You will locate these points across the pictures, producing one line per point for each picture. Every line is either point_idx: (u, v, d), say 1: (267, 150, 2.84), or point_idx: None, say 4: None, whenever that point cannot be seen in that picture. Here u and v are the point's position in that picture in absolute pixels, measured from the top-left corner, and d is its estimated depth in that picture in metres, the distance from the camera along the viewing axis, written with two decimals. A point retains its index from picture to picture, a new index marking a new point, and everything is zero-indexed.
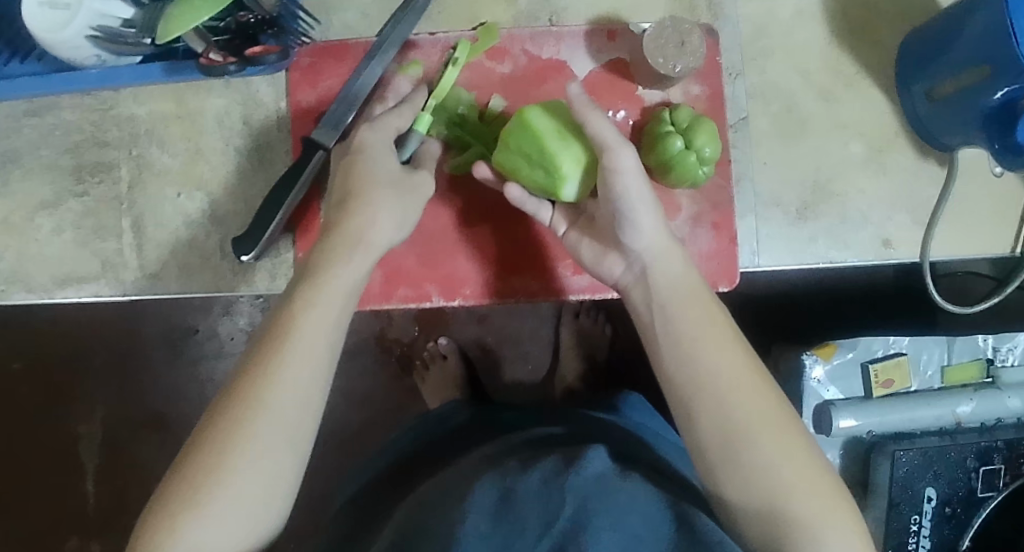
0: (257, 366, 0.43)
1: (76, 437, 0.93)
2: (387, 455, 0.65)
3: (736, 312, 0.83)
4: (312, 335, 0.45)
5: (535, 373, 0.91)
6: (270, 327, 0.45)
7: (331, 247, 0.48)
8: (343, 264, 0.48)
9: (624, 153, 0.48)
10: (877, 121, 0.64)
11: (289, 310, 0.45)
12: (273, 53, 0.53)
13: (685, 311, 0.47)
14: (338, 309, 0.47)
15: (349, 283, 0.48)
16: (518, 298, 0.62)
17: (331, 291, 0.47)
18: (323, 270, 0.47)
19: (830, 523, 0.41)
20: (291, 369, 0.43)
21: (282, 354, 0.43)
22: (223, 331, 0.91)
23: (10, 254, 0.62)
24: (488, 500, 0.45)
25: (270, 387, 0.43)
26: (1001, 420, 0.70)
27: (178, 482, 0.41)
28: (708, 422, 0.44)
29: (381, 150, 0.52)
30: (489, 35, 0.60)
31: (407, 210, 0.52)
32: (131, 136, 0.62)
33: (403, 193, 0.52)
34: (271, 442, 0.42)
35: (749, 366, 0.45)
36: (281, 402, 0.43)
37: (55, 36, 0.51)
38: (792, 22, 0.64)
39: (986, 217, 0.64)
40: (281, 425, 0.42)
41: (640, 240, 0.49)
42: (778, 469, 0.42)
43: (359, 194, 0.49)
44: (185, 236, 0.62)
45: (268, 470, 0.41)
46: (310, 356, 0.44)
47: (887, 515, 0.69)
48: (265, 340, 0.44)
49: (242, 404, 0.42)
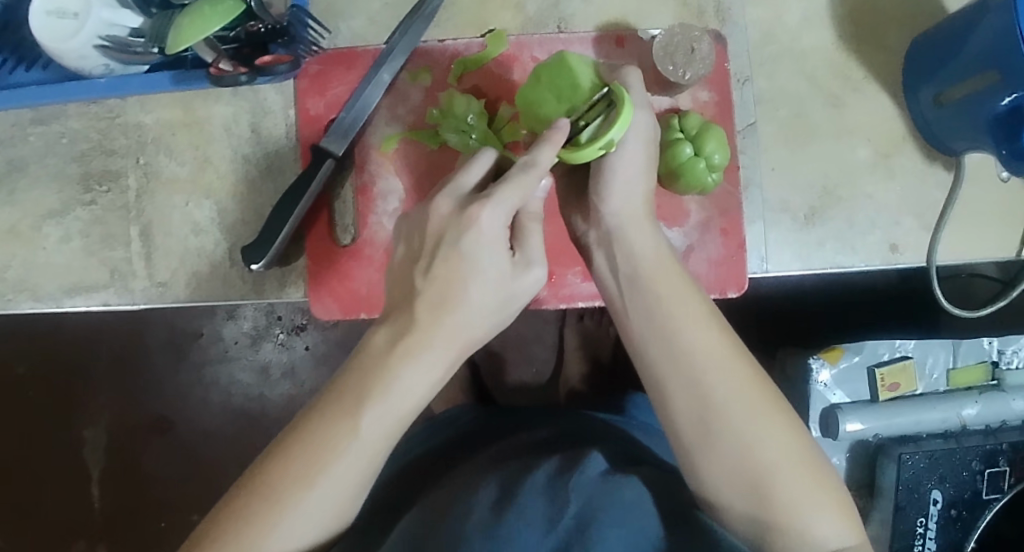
0: (291, 464, 0.39)
1: (81, 441, 0.93)
2: (394, 458, 0.65)
3: (740, 317, 0.84)
4: (366, 448, 0.40)
5: (540, 376, 0.91)
6: (319, 414, 0.40)
7: (405, 339, 0.41)
8: (413, 370, 0.41)
9: (642, 113, 0.47)
10: (884, 126, 0.64)
11: (341, 407, 0.40)
12: (283, 63, 0.54)
13: (656, 285, 0.45)
14: (401, 419, 0.41)
15: (417, 390, 0.41)
16: (526, 303, 0.62)
17: (390, 400, 0.40)
18: (390, 372, 0.41)
19: (815, 498, 0.41)
20: (361, 437, 0.40)
21: (362, 410, 0.40)
22: (228, 335, 0.90)
23: (17, 264, 0.61)
24: (497, 499, 0.44)
25: (304, 493, 0.39)
26: (1005, 423, 0.71)
27: (236, 509, 0.39)
28: (681, 404, 0.42)
29: (493, 244, 0.42)
30: (499, 42, 0.60)
31: (507, 303, 0.45)
32: (139, 144, 0.62)
33: (507, 280, 0.44)
34: (332, 491, 0.39)
35: (723, 339, 0.43)
36: (313, 508, 0.39)
37: (63, 45, 0.51)
38: (799, 27, 0.64)
39: (993, 220, 0.64)
40: (311, 529, 0.39)
41: (613, 198, 0.48)
42: (762, 445, 0.41)
43: (462, 263, 0.42)
44: (194, 245, 0.62)
45: (321, 516, 0.39)
46: (353, 468, 0.40)
47: (892, 516, 0.70)
48: (308, 431, 0.40)
49: (314, 448, 0.39)
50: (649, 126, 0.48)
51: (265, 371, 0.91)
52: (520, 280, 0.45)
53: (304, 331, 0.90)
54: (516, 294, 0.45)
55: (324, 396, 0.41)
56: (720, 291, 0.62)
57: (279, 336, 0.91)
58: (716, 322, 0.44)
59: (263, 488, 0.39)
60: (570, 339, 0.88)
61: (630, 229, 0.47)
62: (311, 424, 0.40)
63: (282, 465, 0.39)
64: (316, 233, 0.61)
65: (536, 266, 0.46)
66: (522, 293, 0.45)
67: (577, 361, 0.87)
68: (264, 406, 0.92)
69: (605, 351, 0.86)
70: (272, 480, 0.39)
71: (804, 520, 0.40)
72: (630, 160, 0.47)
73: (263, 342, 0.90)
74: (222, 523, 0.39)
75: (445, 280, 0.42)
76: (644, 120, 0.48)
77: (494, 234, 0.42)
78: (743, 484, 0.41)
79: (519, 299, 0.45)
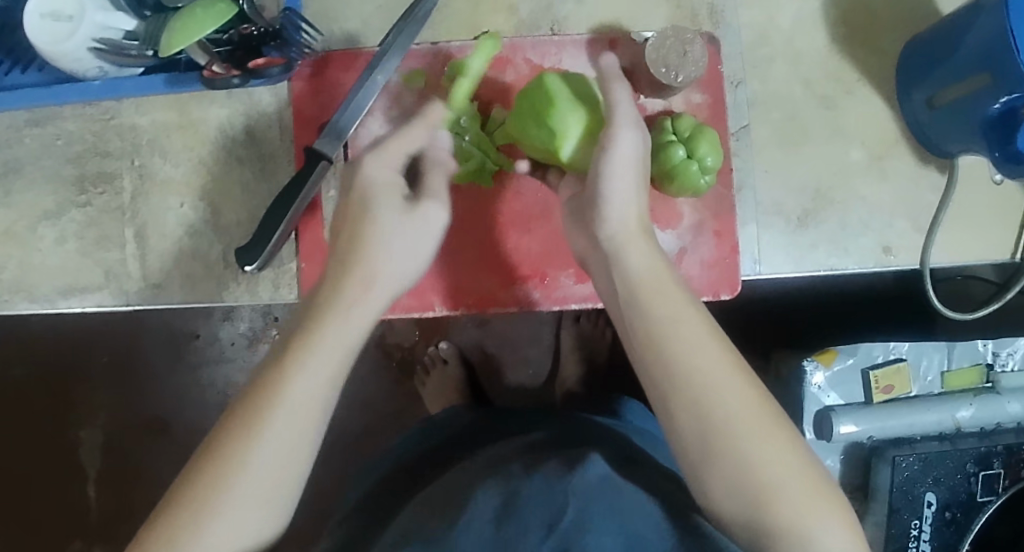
0: (188, 492, 0.36)
1: (77, 442, 0.93)
2: (388, 460, 0.65)
3: (733, 320, 0.84)
4: (308, 391, 0.38)
5: (537, 378, 0.91)
6: (217, 435, 0.38)
7: (312, 330, 0.40)
8: (310, 369, 0.39)
9: (631, 131, 0.48)
10: (878, 128, 0.64)
11: (238, 422, 0.37)
12: (276, 66, 0.54)
13: (655, 308, 0.43)
14: (304, 422, 0.38)
15: (322, 390, 0.39)
16: (520, 305, 0.62)
17: (292, 404, 0.38)
18: (285, 374, 0.39)
19: (825, 526, 0.39)
20: (301, 380, 0.39)
21: (298, 355, 0.39)
22: (224, 336, 0.91)
23: (12, 265, 0.62)
24: (492, 502, 0.45)
25: (205, 520, 0.36)
26: (1001, 425, 0.71)
27: (186, 483, 0.36)
28: (686, 424, 0.41)
29: (385, 189, 0.46)
30: (490, 42, 0.59)
31: (416, 249, 0.46)
32: (134, 146, 0.62)
33: (405, 240, 0.46)
34: (279, 443, 0.37)
35: (728, 359, 0.42)
36: (262, 463, 0.37)
37: (59, 48, 0.51)
38: (793, 29, 0.64)
39: (986, 222, 0.64)
40: (262, 487, 0.37)
41: (612, 221, 0.47)
42: (767, 468, 0.39)
43: (363, 219, 0.45)
44: (189, 247, 0.62)
45: (273, 471, 0.37)
46: (261, 483, 0.37)
47: (887, 519, 0.70)
48: (204, 456, 0.37)
49: (257, 401, 0.38)
50: (638, 144, 0.48)
51: None
52: (423, 233, 0.47)
53: None
54: (415, 263, 0.46)
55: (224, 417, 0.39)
56: (713, 294, 0.62)
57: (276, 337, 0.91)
58: (718, 342, 0.42)
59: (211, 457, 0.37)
60: (566, 340, 0.87)
61: (628, 248, 0.46)
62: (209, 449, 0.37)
63: (183, 494, 0.36)
64: (311, 235, 0.61)
65: (432, 202, 0.48)
66: (418, 251, 0.46)
67: (573, 363, 0.87)
68: None
69: (601, 352, 0.87)
70: (172, 514, 0.36)
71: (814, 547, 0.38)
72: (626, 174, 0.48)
73: (259, 343, 0.91)
74: (160, 523, 0.35)
75: (342, 270, 0.43)
76: (633, 137, 0.48)
77: (384, 181, 0.47)
78: (748, 508, 0.39)
79: (428, 239, 0.47)
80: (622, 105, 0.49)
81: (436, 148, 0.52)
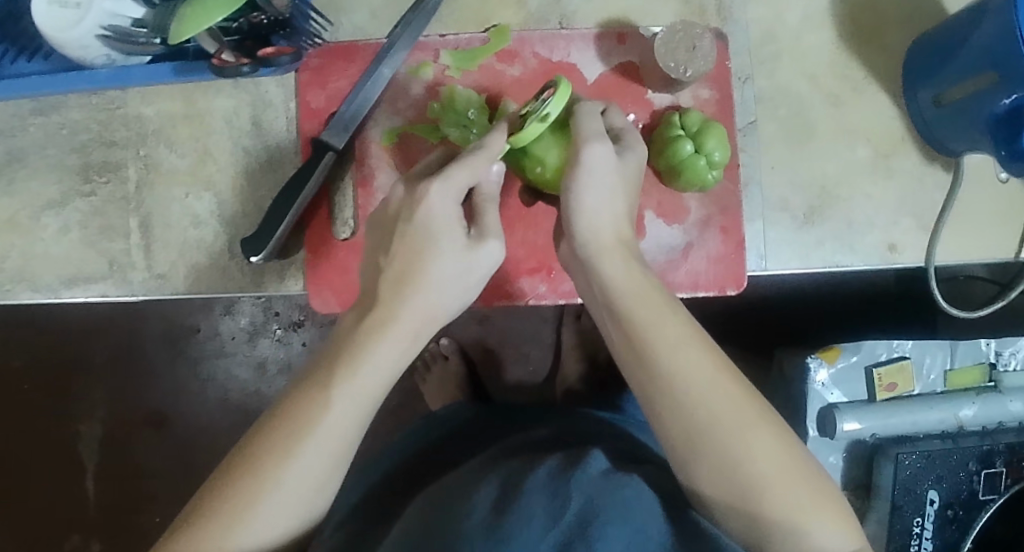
0: (273, 445, 0.39)
1: (76, 435, 0.92)
2: (393, 455, 0.65)
3: (733, 319, 0.84)
4: (379, 360, 0.42)
5: (537, 374, 0.91)
6: (294, 401, 0.41)
7: (382, 307, 0.44)
8: (382, 347, 0.42)
9: (599, 145, 0.46)
10: (885, 127, 0.64)
11: (317, 388, 0.41)
12: (286, 54, 0.54)
13: (635, 310, 0.43)
14: (348, 422, 0.41)
15: (364, 399, 0.41)
16: (525, 299, 0.62)
17: (368, 371, 0.42)
18: (330, 385, 0.41)
19: (805, 511, 0.40)
20: (375, 353, 0.42)
21: (372, 334, 0.42)
22: (224, 330, 0.90)
23: (15, 254, 0.61)
24: (500, 498, 0.44)
25: (250, 514, 0.38)
26: (1002, 424, 0.71)
27: (271, 436, 0.40)
28: (671, 425, 0.41)
29: (446, 220, 0.45)
30: (501, 36, 0.61)
31: (464, 281, 0.46)
32: (139, 136, 0.62)
33: (456, 276, 0.45)
34: (353, 405, 0.41)
35: (711, 359, 0.42)
36: (338, 418, 0.40)
37: (65, 35, 0.51)
38: (800, 26, 0.64)
39: (991, 220, 0.64)
40: (338, 439, 0.40)
41: (584, 233, 0.46)
42: (750, 464, 0.40)
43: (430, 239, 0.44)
44: (193, 237, 0.62)
45: (346, 429, 0.41)
46: (338, 435, 0.40)
47: (889, 517, 0.70)
48: (251, 449, 0.40)
49: (334, 369, 0.41)
50: (609, 158, 0.46)
51: (262, 367, 0.91)
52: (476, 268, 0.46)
53: (300, 326, 0.90)
54: (466, 289, 0.46)
55: (267, 420, 0.41)
56: (719, 289, 0.62)
57: (277, 332, 0.90)
58: (700, 339, 0.42)
59: (291, 416, 0.40)
60: (568, 338, 0.87)
61: (619, 259, 0.45)
62: (252, 452, 0.40)
63: (273, 439, 0.40)
64: (317, 225, 0.61)
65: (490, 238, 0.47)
66: (469, 283, 0.46)
67: (574, 361, 0.86)
68: (261, 401, 0.91)
69: (603, 350, 0.86)
70: (216, 507, 0.38)
71: (797, 530, 0.40)
72: (604, 186, 0.46)
73: (260, 338, 0.90)
74: (253, 469, 0.39)
75: (391, 300, 0.44)
76: (603, 151, 0.46)
77: (446, 210, 0.45)
78: (734, 502, 0.40)
79: (478, 272, 0.47)
80: (588, 123, 0.47)
81: (491, 182, 0.48)
